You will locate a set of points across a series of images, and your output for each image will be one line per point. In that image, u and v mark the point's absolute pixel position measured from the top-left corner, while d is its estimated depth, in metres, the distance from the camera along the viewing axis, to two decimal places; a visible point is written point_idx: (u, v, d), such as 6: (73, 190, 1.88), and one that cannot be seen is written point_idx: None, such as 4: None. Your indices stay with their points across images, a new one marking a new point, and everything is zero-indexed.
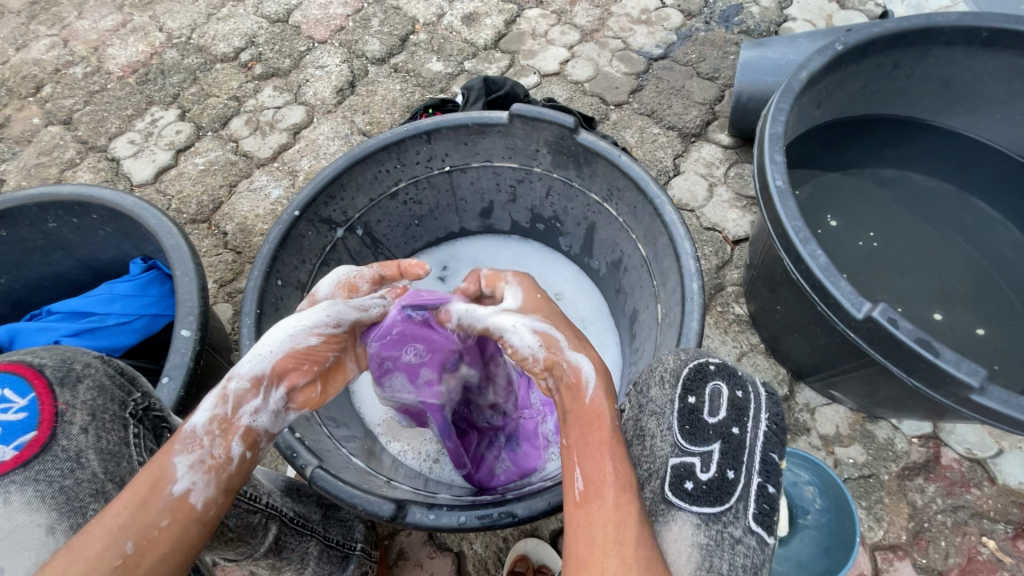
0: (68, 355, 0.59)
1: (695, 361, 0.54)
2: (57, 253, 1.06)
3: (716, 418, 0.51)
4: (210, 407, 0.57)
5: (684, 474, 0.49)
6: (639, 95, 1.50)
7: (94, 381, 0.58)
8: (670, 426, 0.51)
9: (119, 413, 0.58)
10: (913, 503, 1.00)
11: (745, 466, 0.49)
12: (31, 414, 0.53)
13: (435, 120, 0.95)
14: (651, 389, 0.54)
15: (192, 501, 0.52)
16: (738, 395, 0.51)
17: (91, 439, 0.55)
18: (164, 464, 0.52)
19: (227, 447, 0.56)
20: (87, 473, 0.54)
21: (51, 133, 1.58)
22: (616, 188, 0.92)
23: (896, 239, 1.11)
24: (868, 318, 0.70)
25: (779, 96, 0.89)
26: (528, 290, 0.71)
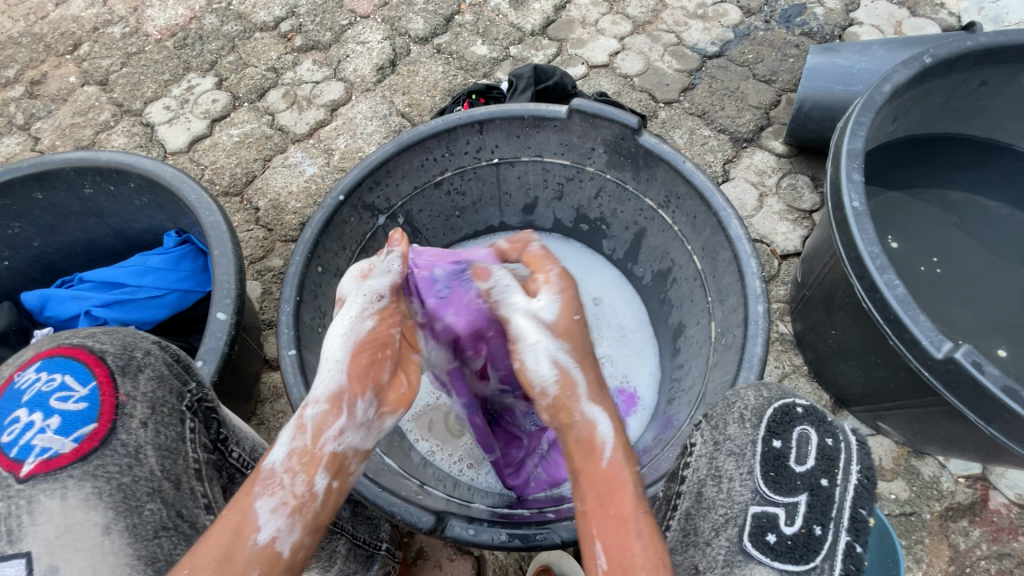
0: (128, 341, 0.56)
1: (781, 402, 0.54)
2: (91, 219, 1.03)
3: (802, 465, 0.50)
4: (286, 441, 0.54)
5: (766, 525, 0.49)
6: (690, 94, 1.43)
7: (154, 370, 0.56)
8: (751, 471, 0.52)
9: (176, 407, 0.57)
10: (955, 546, 0.95)
11: (832, 524, 0.48)
12: (91, 405, 0.52)
13: (489, 110, 0.91)
14: (730, 426, 0.55)
15: (282, 547, 0.50)
16: (827, 444, 0.51)
17: (150, 434, 0.54)
18: (246, 512, 0.49)
19: (310, 483, 0.53)
20: (144, 471, 0.52)
21: (87, 93, 1.55)
22: (675, 195, 0.88)
23: (960, 266, 1.05)
24: (948, 358, 0.67)
25: (860, 109, 0.83)
26: (568, 305, 0.64)
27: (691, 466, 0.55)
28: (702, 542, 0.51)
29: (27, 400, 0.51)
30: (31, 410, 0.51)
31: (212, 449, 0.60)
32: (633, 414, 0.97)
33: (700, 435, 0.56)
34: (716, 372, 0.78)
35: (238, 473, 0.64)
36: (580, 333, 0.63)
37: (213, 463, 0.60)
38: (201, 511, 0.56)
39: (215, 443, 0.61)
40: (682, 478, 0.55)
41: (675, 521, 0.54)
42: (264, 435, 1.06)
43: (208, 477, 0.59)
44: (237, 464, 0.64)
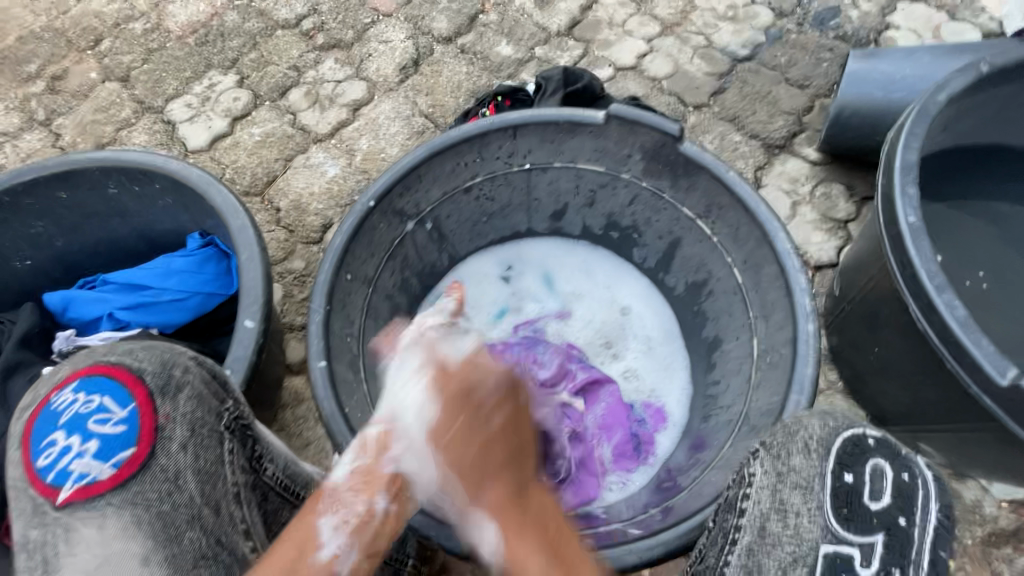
0: (167, 358, 0.54)
1: (852, 434, 0.54)
2: (115, 220, 1.02)
3: (878, 503, 0.51)
4: (350, 462, 0.63)
5: (840, 566, 0.49)
6: (721, 99, 1.40)
7: (192, 389, 0.54)
8: (823, 507, 0.51)
9: (215, 428, 0.54)
10: (998, 574, 0.92)
11: (911, 565, 0.49)
12: (130, 428, 0.50)
13: (524, 115, 0.88)
14: (794, 457, 0.54)
15: (341, 564, 0.54)
16: (903, 479, 0.51)
17: (190, 458, 0.52)
18: (312, 526, 0.55)
19: (369, 501, 0.60)
20: (184, 497, 0.50)
21: (108, 89, 1.54)
22: (716, 205, 0.85)
23: (1009, 282, 1.01)
24: (1014, 386, 0.66)
25: (914, 119, 0.79)
26: (445, 411, 0.61)
27: (751, 497, 0.54)
28: None
29: (64, 422, 0.49)
30: (68, 434, 0.49)
31: (250, 470, 0.58)
32: (662, 430, 0.94)
33: (759, 465, 0.55)
34: (760, 392, 0.76)
35: (273, 492, 0.61)
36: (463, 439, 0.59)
37: (250, 485, 0.57)
38: (240, 537, 0.54)
39: (252, 462, 0.58)
40: (741, 509, 0.54)
41: (733, 555, 0.53)
42: (286, 441, 1.04)
43: (246, 500, 0.56)
44: (271, 483, 0.61)
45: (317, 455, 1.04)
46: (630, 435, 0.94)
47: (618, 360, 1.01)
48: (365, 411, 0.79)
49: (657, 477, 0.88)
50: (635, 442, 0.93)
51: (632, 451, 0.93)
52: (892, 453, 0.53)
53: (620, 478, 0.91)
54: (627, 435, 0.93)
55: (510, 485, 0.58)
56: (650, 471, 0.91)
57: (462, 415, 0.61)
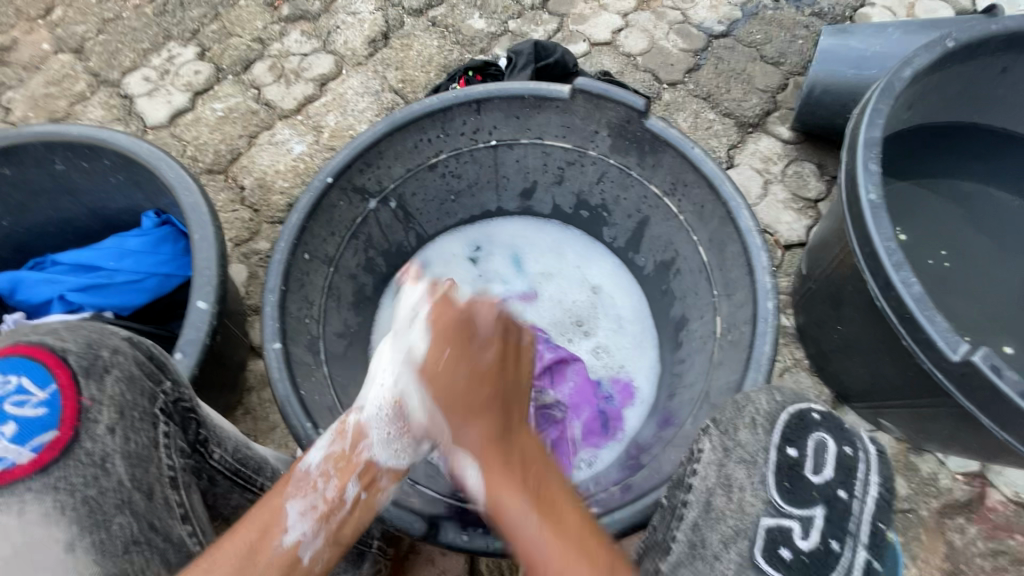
0: (94, 339, 0.52)
1: (796, 408, 0.58)
2: (64, 197, 0.97)
3: (820, 477, 0.55)
4: (327, 445, 0.59)
5: (780, 539, 0.53)
6: (696, 76, 1.38)
7: (122, 371, 0.52)
8: (766, 481, 0.55)
9: (148, 410, 0.53)
10: (951, 543, 0.95)
11: (848, 538, 0.52)
12: (51, 410, 0.48)
13: (488, 88, 0.86)
14: (740, 432, 0.58)
15: (303, 552, 0.52)
16: (845, 452, 0.56)
17: (119, 442, 0.51)
18: (278, 511, 0.52)
19: (340, 489, 0.57)
20: (112, 482, 0.49)
21: (60, 61, 1.46)
22: (682, 182, 0.84)
23: (972, 259, 1.02)
24: (966, 361, 0.67)
25: (879, 94, 0.79)
26: (435, 349, 0.62)
27: (699, 472, 0.57)
28: (710, 555, 0.53)
29: None
30: None
31: (189, 452, 0.57)
32: (629, 407, 0.95)
33: (708, 441, 0.59)
34: (722, 370, 0.76)
35: (220, 475, 0.61)
36: (449, 378, 0.60)
37: (190, 468, 0.57)
38: (177, 521, 0.54)
39: (194, 446, 0.58)
40: (689, 485, 0.57)
41: (681, 531, 0.55)
42: (251, 425, 1.02)
43: (185, 483, 0.56)
44: (219, 466, 0.61)
45: (282, 439, 1.03)
46: (597, 412, 0.94)
47: (586, 338, 1.01)
48: (323, 394, 0.77)
49: (624, 453, 0.89)
50: (603, 419, 0.94)
51: (599, 429, 0.93)
52: (834, 427, 0.58)
53: (589, 455, 0.91)
54: (594, 412, 0.93)
55: (496, 422, 0.60)
56: (617, 446, 0.91)
57: (452, 349, 0.62)
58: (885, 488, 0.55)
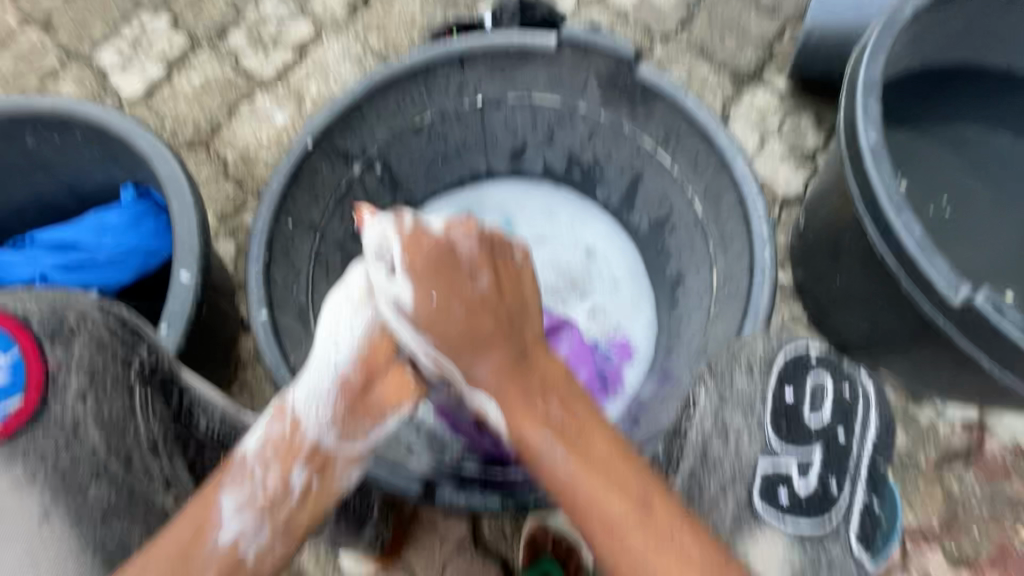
0: (59, 304, 0.52)
1: (796, 353, 0.60)
2: (39, 175, 0.95)
3: (817, 420, 0.58)
4: (265, 429, 0.56)
5: (778, 479, 0.57)
6: (689, 28, 1.32)
7: (90, 335, 0.52)
8: (764, 427, 0.59)
9: (120, 376, 0.52)
10: (948, 490, 0.95)
11: (846, 475, 0.56)
12: (16, 377, 0.49)
13: (471, 42, 0.82)
14: (736, 379, 0.59)
15: (246, 544, 0.52)
16: (842, 393, 0.59)
17: (91, 407, 0.51)
18: (210, 507, 0.51)
19: (284, 476, 0.55)
20: (84, 449, 0.50)
21: (28, 35, 1.41)
22: (675, 133, 0.81)
23: (972, 207, 1.00)
24: (966, 304, 0.65)
25: (880, 33, 0.75)
26: (424, 281, 0.60)
27: (698, 422, 0.60)
28: (709, 500, 0.58)
29: None
30: None
31: (173, 419, 0.57)
32: (628, 365, 0.94)
33: (704, 391, 0.60)
34: (718, 324, 0.75)
35: (208, 443, 0.61)
36: (444, 320, 0.59)
37: (173, 436, 0.57)
38: (159, 488, 0.55)
39: (178, 413, 0.58)
40: (686, 433, 0.59)
41: (679, 478, 0.58)
42: (246, 400, 1.02)
43: (167, 450, 0.56)
44: (206, 434, 0.61)
45: None
46: (596, 371, 0.93)
47: (582, 300, 0.99)
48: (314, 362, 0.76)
49: (625, 411, 0.88)
50: (602, 377, 0.93)
51: (599, 387, 0.92)
52: (832, 367, 0.60)
53: None
54: (592, 372, 0.93)
55: (507, 351, 0.60)
56: (618, 404, 0.91)
57: (440, 289, 0.60)
58: (881, 428, 0.59)
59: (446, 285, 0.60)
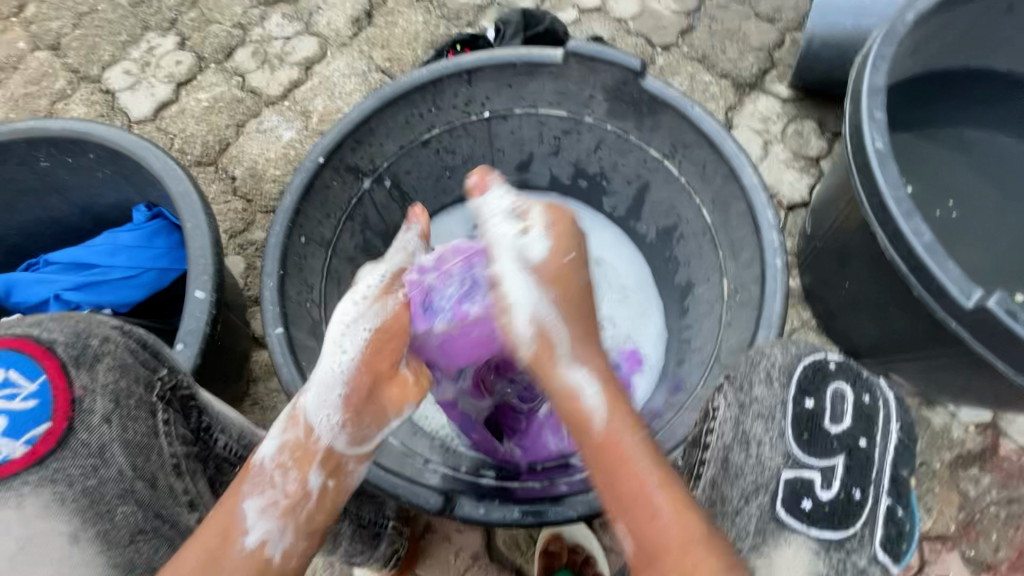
0: (82, 328, 0.52)
1: (814, 359, 0.59)
2: (53, 196, 0.96)
3: (839, 427, 0.56)
4: (279, 435, 0.57)
5: (802, 490, 0.56)
6: (690, 38, 1.34)
7: (115, 359, 0.52)
8: (784, 434, 0.57)
9: (144, 398, 0.53)
10: (965, 494, 0.95)
11: (870, 485, 0.55)
12: (42, 402, 0.48)
13: (478, 57, 0.83)
14: (756, 387, 0.59)
15: (272, 549, 0.52)
16: (864, 400, 0.57)
17: (116, 431, 0.51)
18: (233, 513, 0.51)
19: (302, 480, 0.55)
20: (112, 472, 0.50)
21: (38, 59, 1.43)
22: (682, 143, 0.82)
23: (979, 209, 1.00)
24: (979, 307, 0.65)
25: (883, 40, 0.77)
26: (560, 242, 0.66)
27: (717, 431, 0.60)
28: (731, 511, 0.57)
29: None
30: None
31: (194, 439, 0.58)
32: (639, 373, 0.93)
33: (723, 398, 0.61)
34: (730, 331, 0.75)
35: (227, 462, 0.62)
36: (569, 279, 0.65)
37: (194, 455, 0.58)
38: (183, 509, 0.56)
39: (198, 432, 0.59)
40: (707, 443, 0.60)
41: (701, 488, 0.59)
42: (259, 415, 1.02)
43: (189, 470, 0.57)
44: (225, 453, 0.62)
45: None
46: None
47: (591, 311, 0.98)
48: None
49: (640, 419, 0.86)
50: None
51: None
52: (852, 375, 0.58)
53: None
54: None
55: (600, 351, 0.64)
56: None
57: (574, 253, 0.67)
58: (904, 433, 0.57)
59: (579, 257, 0.67)
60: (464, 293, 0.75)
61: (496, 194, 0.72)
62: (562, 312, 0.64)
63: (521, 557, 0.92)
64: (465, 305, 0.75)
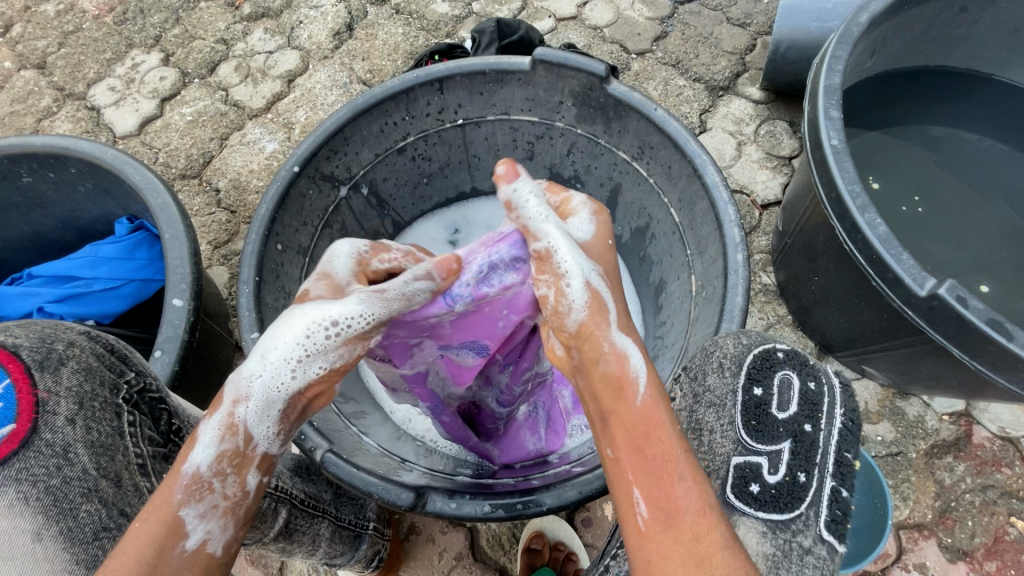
0: (47, 335, 0.55)
1: (761, 348, 0.62)
2: (35, 211, 0.97)
3: (785, 413, 0.59)
4: (212, 441, 0.50)
5: (750, 475, 0.58)
6: (663, 43, 1.37)
7: (79, 363, 0.55)
8: (733, 422, 0.60)
9: (109, 400, 0.56)
10: (940, 482, 0.96)
11: (815, 469, 0.57)
12: (8, 403, 0.49)
13: (449, 66, 0.85)
14: (709, 376, 0.62)
15: (216, 552, 0.48)
16: (810, 387, 0.60)
17: (80, 431, 0.53)
18: (171, 522, 0.46)
19: (241, 483, 0.51)
20: (76, 471, 0.51)
21: (24, 78, 1.45)
22: (648, 145, 0.84)
23: (944, 202, 1.02)
24: (932, 296, 0.67)
25: (837, 42, 0.79)
26: (601, 228, 0.62)
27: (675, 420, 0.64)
28: None
29: None
30: None
31: (161, 441, 0.61)
32: None
33: (680, 390, 0.65)
34: (698, 326, 0.77)
35: None
36: (610, 255, 0.61)
37: (160, 456, 0.60)
38: None
39: (164, 434, 0.61)
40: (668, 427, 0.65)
41: None
42: None
43: (154, 470, 0.59)
44: None
45: None
46: None
47: None
48: None
49: None
50: None
51: None
52: (800, 364, 0.61)
53: None
54: None
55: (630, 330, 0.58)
56: None
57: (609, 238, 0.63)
58: (849, 419, 0.59)
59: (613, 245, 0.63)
60: (484, 275, 0.64)
61: (529, 184, 0.62)
62: (609, 282, 0.58)
63: (504, 556, 0.93)
64: (485, 287, 0.65)
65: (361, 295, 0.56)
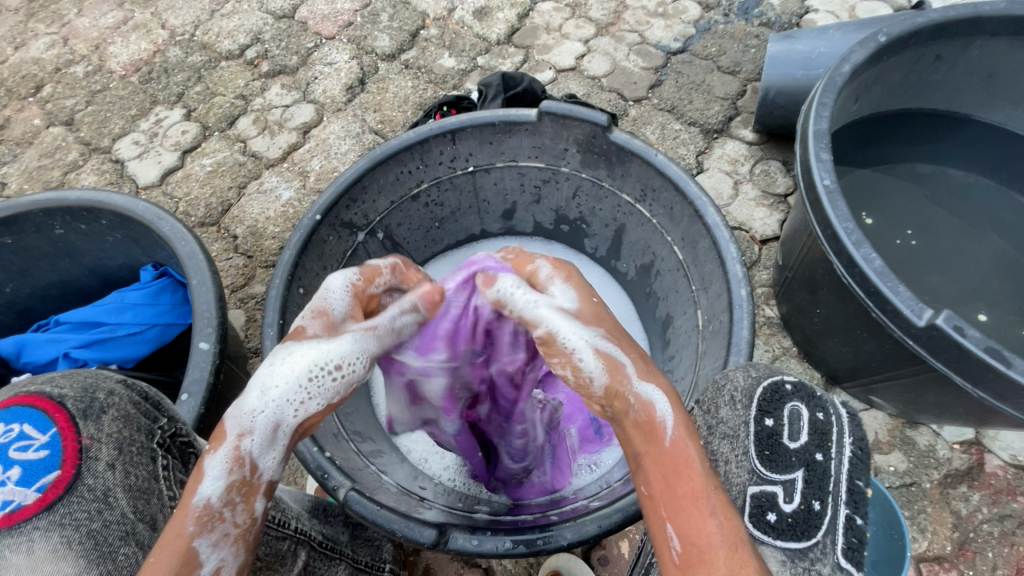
0: (89, 384, 0.58)
1: (770, 381, 0.63)
2: (64, 260, 1.02)
3: (797, 443, 0.61)
4: (217, 474, 0.48)
5: (766, 505, 0.59)
6: (658, 91, 1.45)
7: (118, 410, 0.58)
8: (747, 454, 0.62)
9: (146, 445, 0.59)
10: (956, 513, 0.96)
11: (829, 497, 0.58)
12: (53, 451, 0.53)
13: (460, 118, 0.91)
14: (722, 409, 0.65)
15: None
16: (818, 417, 0.62)
17: (119, 476, 0.55)
18: (182, 553, 0.45)
19: (249, 511, 0.49)
20: (115, 514, 0.53)
21: (52, 134, 1.53)
22: (650, 188, 0.89)
23: (937, 236, 1.06)
24: (931, 325, 0.70)
25: (822, 90, 0.85)
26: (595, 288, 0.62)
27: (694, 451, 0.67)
28: None
29: None
30: None
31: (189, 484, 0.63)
32: None
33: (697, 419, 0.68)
34: (707, 359, 0.79)
35: None
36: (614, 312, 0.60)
37: None
38: None
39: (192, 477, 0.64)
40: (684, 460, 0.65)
41: None
42: None
43: None
44: None
45: (292, 475, 1.04)
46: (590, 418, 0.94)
47: None
48: (327, 420, 0.77)
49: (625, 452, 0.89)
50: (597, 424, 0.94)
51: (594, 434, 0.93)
52: (807, 395, 0.64)
53: (590, 459, 0.92)
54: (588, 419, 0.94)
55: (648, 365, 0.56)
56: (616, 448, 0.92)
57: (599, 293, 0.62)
58: (858, 447, 0.61)
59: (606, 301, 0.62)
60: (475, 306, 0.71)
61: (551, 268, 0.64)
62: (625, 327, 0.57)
63: None
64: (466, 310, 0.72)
65: (356, 334, 0.58)
